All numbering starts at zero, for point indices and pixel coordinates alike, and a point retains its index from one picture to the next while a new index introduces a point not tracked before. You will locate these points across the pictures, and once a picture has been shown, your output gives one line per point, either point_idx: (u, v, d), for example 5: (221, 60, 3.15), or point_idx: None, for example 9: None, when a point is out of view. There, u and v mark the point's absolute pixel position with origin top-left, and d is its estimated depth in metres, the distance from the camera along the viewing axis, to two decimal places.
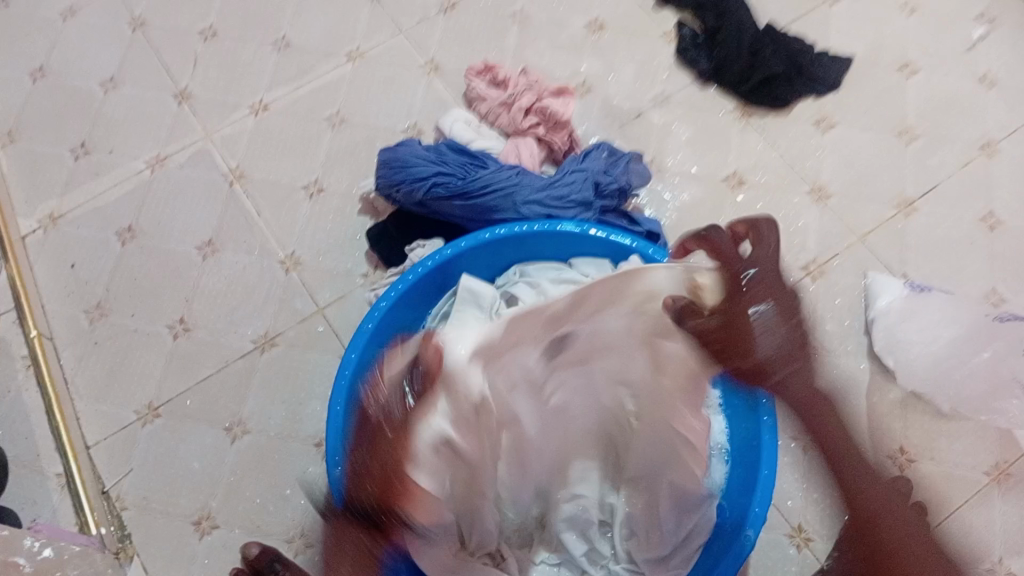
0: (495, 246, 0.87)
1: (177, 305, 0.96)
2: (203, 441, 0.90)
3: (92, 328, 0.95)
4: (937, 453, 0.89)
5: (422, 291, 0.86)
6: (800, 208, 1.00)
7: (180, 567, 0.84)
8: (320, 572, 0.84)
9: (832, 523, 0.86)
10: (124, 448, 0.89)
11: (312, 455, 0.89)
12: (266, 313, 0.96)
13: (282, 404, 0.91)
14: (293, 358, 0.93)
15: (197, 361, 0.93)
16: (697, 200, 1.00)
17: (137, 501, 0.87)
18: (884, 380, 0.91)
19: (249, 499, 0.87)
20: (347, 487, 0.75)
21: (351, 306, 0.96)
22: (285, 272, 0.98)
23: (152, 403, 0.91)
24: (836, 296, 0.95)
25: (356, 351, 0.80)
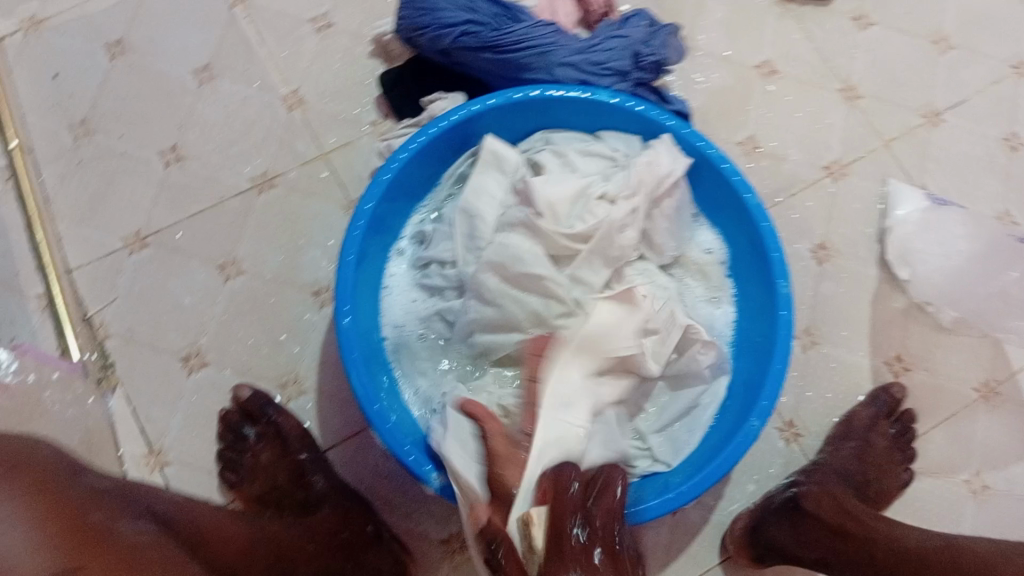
0: (522, 106, 0.80)
1: (170, 132, 0.89)
2: (193, 278, 0.85)
3: (78, 145, 0.89)
4: (931, 364, 0.89)
5: (440, 148, 0.80)
6: (830, 104, 0.96)
7: (165, 403, 0.82)
8: (312, 423, 0.82)
9: (824, 422, 0.87)
10: (108, 277, 0.85)
11: (307, 302, 0.85)
12: (265, 151, 0.89)
13: (279, 248, 0.86)
14: (292, 202, 0.88)
15: (190, 195, 0.88)
16: (726, 86, 0.96)
17: (121, 331, 0.84)
18: (889, 288, 0.91)
19: (240, 340, 0.84)
20: (355, 340, 0.71)
21: (358, 155, 0.89)
22: (287, 110, 0.90)
23: (139, 232, 0.86)
24: (854, 200, 0.93)
25: (372, 203, 0.75)
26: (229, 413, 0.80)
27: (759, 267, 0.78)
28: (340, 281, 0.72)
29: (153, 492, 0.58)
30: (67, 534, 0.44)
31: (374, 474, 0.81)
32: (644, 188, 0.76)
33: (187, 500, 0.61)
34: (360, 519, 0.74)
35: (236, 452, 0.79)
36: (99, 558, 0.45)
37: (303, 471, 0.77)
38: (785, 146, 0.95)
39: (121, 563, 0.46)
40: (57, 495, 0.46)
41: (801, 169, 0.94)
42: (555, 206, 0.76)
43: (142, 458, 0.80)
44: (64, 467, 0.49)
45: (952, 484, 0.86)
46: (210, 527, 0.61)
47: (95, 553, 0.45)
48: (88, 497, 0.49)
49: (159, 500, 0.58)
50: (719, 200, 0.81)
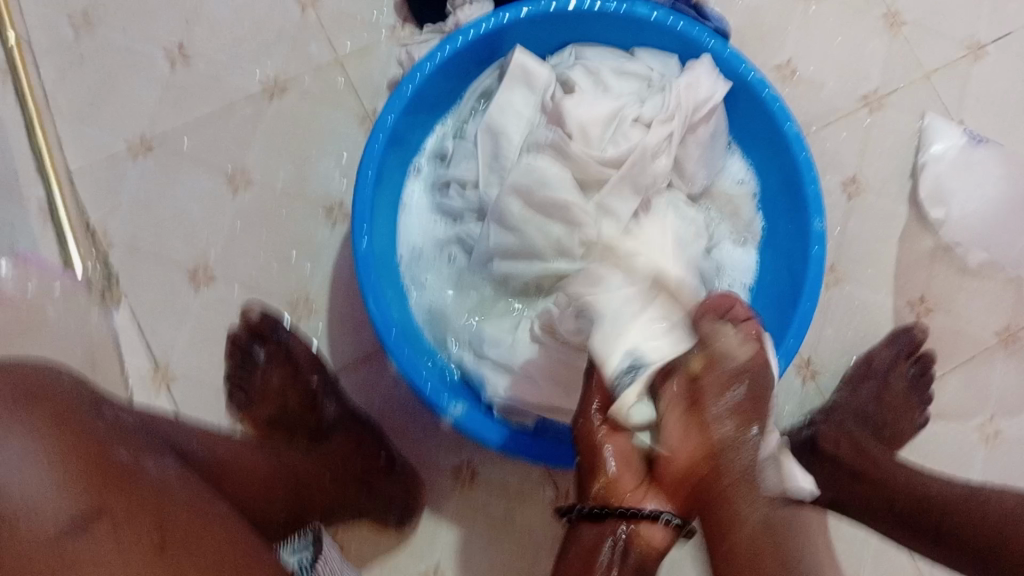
0: (555, 19, 0.76)
1: (175, 28, 0.84)
2: (199, 187, 0.82)
3: (77, 39, 0.83)
4: (953, 308, 0.87)
5: (465, 61, 0.76)
6: (872, 31, 0.91)
7: (170, 317, 0.80)
8: (320, 342, 0.80)
9: (841, 363, 0.86)
10: (112, 182, 0.82)
11: (318, 218, 0.82)
12: (276, 55, 0.84)
13: (289, 160, 0.82)
14: (304, 110, 0.83)
15: (198, 99, 0.83)
16: (767, 4, 0.91)
17: (124, 241, 0.81)
18: (918, 228, 0.88)
19: (250, 255, 0.81)
20: (373, 264, 0.68)
21: (376, 63, 0.85)
22: (300, 9, 0.85)
23: (145, 136, 0.82)
24: (890, 134, 0.89)
25: (393, 115, 0.71)
26: (238, 331, 0.77)
27: (794, 202, 0.75)
28: (358, 203, 0.69)
29: (171, 423, 0.59)
30: (89, 473, 0.45)
31: (385, 400, 0.79)
32: (681, 112, 0.74)
33: (208, 433, 0.62)
34: (373, 446, 0.74)
35: (246, 371, 0.77)
36: (126, 498, 0.45)
37: (314, 395, 0.75)
38: (822, 73, 0.90)
39: (148, 500, 0.46)
40: (81, 429, 0.47)
41: (838, 99, 0.90)
42: (587, 129, 0.74)
43: (147, 375, 0.78)
44: (84, 401, 0.49)
45: (963, 430, 0.86)
46: (232, 464, 0.62)
47: (123, 494, 0.46)
48: (112, 431, 0.50)
49: (183, 434, 0.59)
50: (755, 128, 0.78)
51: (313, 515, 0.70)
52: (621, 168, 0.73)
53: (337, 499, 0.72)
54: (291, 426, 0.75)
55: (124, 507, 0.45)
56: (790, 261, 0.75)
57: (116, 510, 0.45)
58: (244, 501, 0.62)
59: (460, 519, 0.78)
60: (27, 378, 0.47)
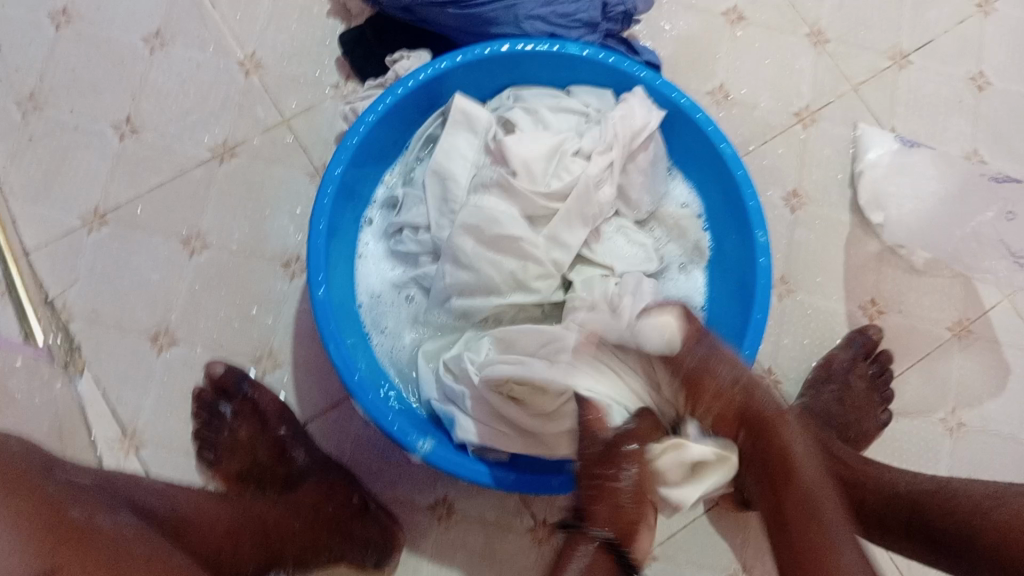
0: (489, 63, 0.78)
1: (123, 102, 0.86)
2: (157, 253, 0.83)
3: (27, 121, 0.85)
4: (905, 307, 0.90)
5: (406, 111, 0.79)
6: (796, 50, 0.95)
7: (137, 383, 0.80)
8: (289, 396, 0.80)
9: (802, 369, 0.88)
10: (69, 256, 0.82)
11: (277, 273, 0.83)
12: (223, 120, 0.86)
13: (244, 219, 0.84)
14: (256, 169, 0.85)
15: (149, 168, 0.85)
16: (694, 33, 0.95)
17: (85, 313, 0.81)
18: (863, 234, 0.91)
19: (211, 315, 0.82)
20: (331, 313, 0.70)
21: (321, 118, 0.87)
22: (244, 75, 0.87)
23: (98, 209, 0.84)
24: (825, 146, 0.93)
25: (340, 168, 0.73)
26: (203, 390, 0.78)
27: (736, 218, 0.77)
28: (312, 255, 0.70)
29: (130, 484, 0.61)
30: (36, 538, 0.46)
31: (355, 444, 0.80)
32: (619, 142, 0.76)
33: (168, 489, 0.64)
34: (344, 491, 0.74)
35: (212, 430, 0.77)
36: (78, 558, 0.46)
37: (284, 446, 0.75)
38: (754, 93, 0.94)
39: (99, 558, 0.47)
40: (30, 496, 0.48)
41: (772, 117, 0.93)
42: (529, 164, 0.75)
43: (116, 442, 0.78)
44: (34, 468, 0.51)
45: (928, 425, 0.87)
46: (195, 512, 0.63)
47: (73, 556, 0.46)
48: (64, 491, 0.51)
49: (144, 492, 0.61)
50: (692, 152, 0.81)
51: (285, 565, 0.70)
52: (566, 201, 0.75)
53: (309, 547, 0.71)
54: (260, 478, 0.76)
55: (75, 565, 0.46)
56: (740, 268, 0.77)
57: (69, 570, 0.46)
58: (207, 552, 0.63)
59: (443, 560, 0.78)
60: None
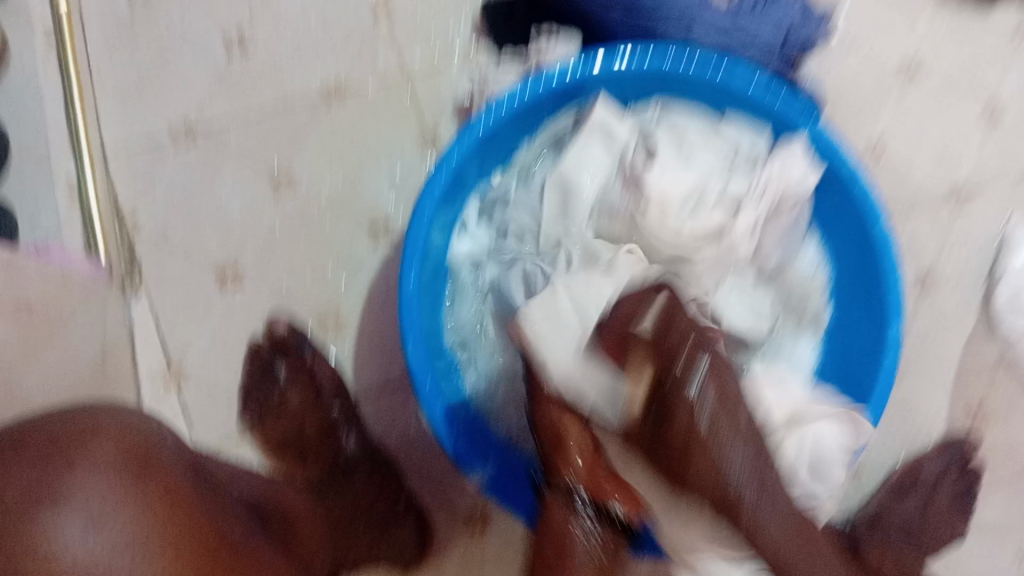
0: (646, 75, 0.70)
1: (236, 11, 0.77)
2: (241, 185, 0.77)
3: (132, 13, 0.76)
4: (1011, 426, 0.82)
5: (539, 107, 0.70)
6: (970, 118, 0.85)
7: (191, 318, 0.75)
8: (346, 370, 0.75)
9: (885, 462, 0.82)
10: (148, 168, 0.76)
11: (362, 236, 0.77)
12: (339, 56, 0.78)
13: (339, 170, 0.77)
14: (362, 118, 0.78)
15: (251, 91, 0.77)
16: (868, 70, 0.84)
17: (154, 234, 0.76)
18: (986, 336, 0.83)
19: (284, 265, 0.76)
20: (414, 312, 0.64)
21: (443, 83, 0.79)
22: (372, 13, 0.78)
23: (189, 124, 0.77)
24: (972, 233, 0.84)
25: (458, 158, 0.66)
26: (260, 348, 0.75)
27: (870, 300, 0.69)
28: (407, 247, 0.64)
29: (239, 476, 0.56)
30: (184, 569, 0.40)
31: (404, 437, 0.75)
32: (766, 198, 0.70)
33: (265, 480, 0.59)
34: (393, 490, 0.73)
35: (265, 389, 0.74)
36: None
37: (336, 427, 0.73)
38: (912, 155, 0.84)
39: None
40: (186, 504, 0.42)
41: (926, 185, 0.84)
42: (667, 202, 0.69)
43: (160, 373, 0.75)
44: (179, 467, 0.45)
45: (998, 549, 0.82)
46: (293, 508, 0.59)
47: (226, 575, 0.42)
48: (206, 496, 0.46)
49: (246, 477, 0.57)
50: (845, 222, 0.71)
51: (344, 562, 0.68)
52: (711, 249, 0.69)
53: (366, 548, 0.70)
54: (302, 453, 0.73)
55: None
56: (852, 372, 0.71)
57: None
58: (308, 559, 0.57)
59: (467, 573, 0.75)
60: (127, 443, 0.42)
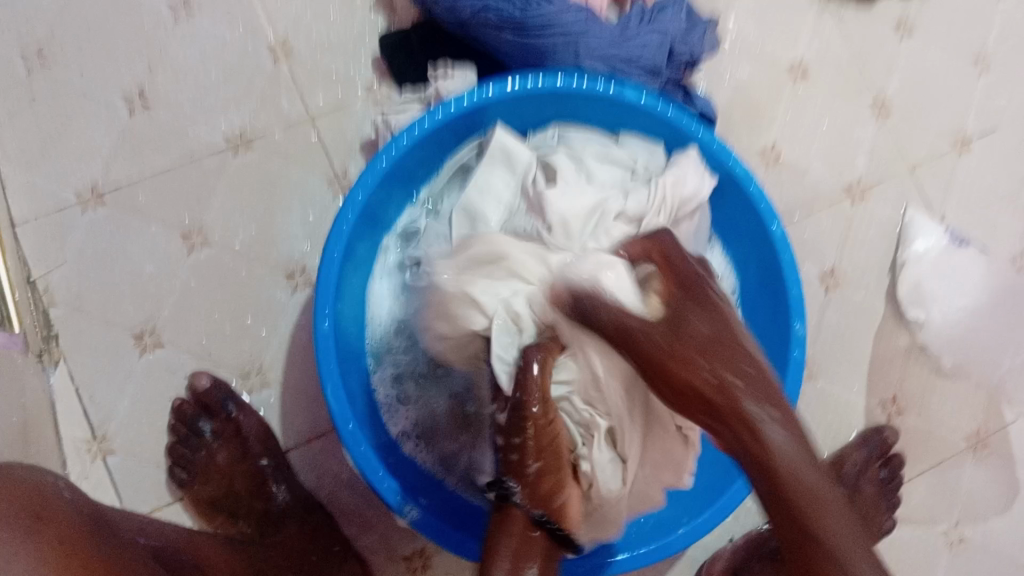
0: (540, 97, 0.73)
1: (137, 72, 0.79)
2: (153, 244, 0.77)
3: (30, 78, 0.77)
4: (925, 409, 0.86)
5: (441, 136, 0.72)
6: (855, 119, 0.90)
7: (114, 382, 0.74)
8: (273, 418, 0.76)
9: None
10: (58, 234, 0.76)
11: (278, 284, 0.77)
12: (242, 108, 0.80)
13: (251, 220, 0.78)
14: (271, 168, 0.79)
15: (157, 150, 0.78)
16: (757, 81, 0.88)
17: (69, 300, 0.76)
18: (895, 324, 0.86)
19: (203, 319, 0.76)
20: (334, 349, 0.64)
21: (349, 119, 0.81)
22: (273, 62, 0.81)
23: (96, 187, 0.77)
24: (869, 227, 0.88)
25: (364, 193, 0.67)
26: (183, 404, 0.73)
27: (773, 300, 0.72)
28: (322, 284, 0.65)
29: (153, 531, 0.57)
30: None
31: (335, 483, 0.75)
32: (664, 208, 0.71)
33: (178, 533, 0.60)
34: (329, 539, 0.71)
35: (188, 447, 0.72)
36: None
37: (265, 479, 0.72)
38: (807, 158, 0.88)
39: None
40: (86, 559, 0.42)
41: (822, 185, 0.88)
42: (567, 221, 0.68)
43: (84, 443, 0.73)
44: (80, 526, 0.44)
45: (928, 532, 0.84)
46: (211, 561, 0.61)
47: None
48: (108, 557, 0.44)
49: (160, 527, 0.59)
50: (740, 224, 0.75)
51: None
52: None
53: None
54: (233, 508, 0.73)
55: None
56: None
57: None
58: None
59: None
60: (21, 497, 0.41)
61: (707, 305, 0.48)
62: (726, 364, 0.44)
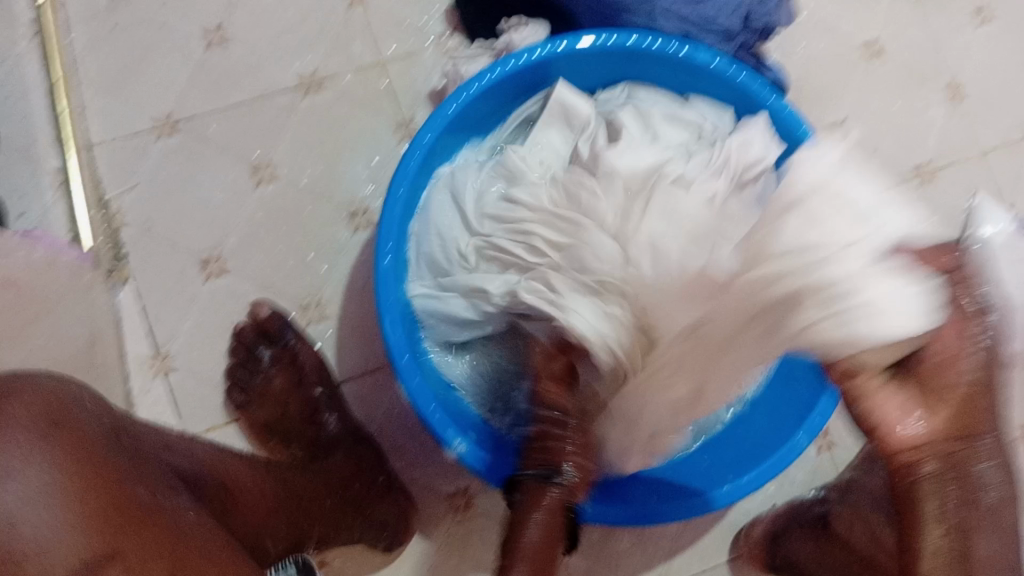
0: (610, 54, 0.73)
1: (218, 8, 0.81)
2: (222, 174, 0.79)
3: (114, 7, 0.80)
4: None
5: (510, 88, 0.73)
6: (928, 100, 0.89)
7: (177, 305, 0.76)
8: (328, 351, 0.77)
9: None
10: (133, 159, 0.79)
11: (341, 222, 0.79)
12: (316, 49, 0.81)
13: (319, 158, 0.80)
14: (340, 109, 0.81)
15: (231, 84, 0.80)
16: (826, 57, 0.88)
17: (139, 222, 0.78)
18: None
19: (266, 251, 0.78)
20: (392, 284, 0.65)
21: (418, 68, 0.82)
22: (349, 6, 0.82)
23: (171, 116, 0.79)
24: (936, 210, 0.86)
25: (432, 134, 0.68)
26: (245, 327, 0.74)
27: None
28: (385, 221, 0.66)
29: (181, 449, 0.56)
30: (101, 507, 0.41)
31: (388, 416, 0.76)
32: (728, 172, 0.69)
33: (216, 451, 0.60)
34: (373, 469, 0.72)
35: (247, 370, 0.74)
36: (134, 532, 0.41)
37: (317, 407, 0.73)
38: (875, 137, 0.87)
39: (160, 542, 0.42)
40: (94, 459, 0.43)
41: (889, 165, 0.87)
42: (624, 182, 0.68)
43: (147, 361, 0.75)
44: (95, 432, 0.45)
45: None
46: (246, 484, 0.61)
47: (137, 520, 0.42)
48: (122, 464, 0.45)
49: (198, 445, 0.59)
50: None
51: (309, 536, 0.67)
52: None
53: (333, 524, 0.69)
54: (286, 433, 0.73)
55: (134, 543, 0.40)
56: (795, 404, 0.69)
57: (130, 553, 0.40)
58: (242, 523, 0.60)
59: (449, 555, 0.75)
60: (44, 402, 0.43)
61: (963, 334, 0.45)
62: (999, 457, 0.43)
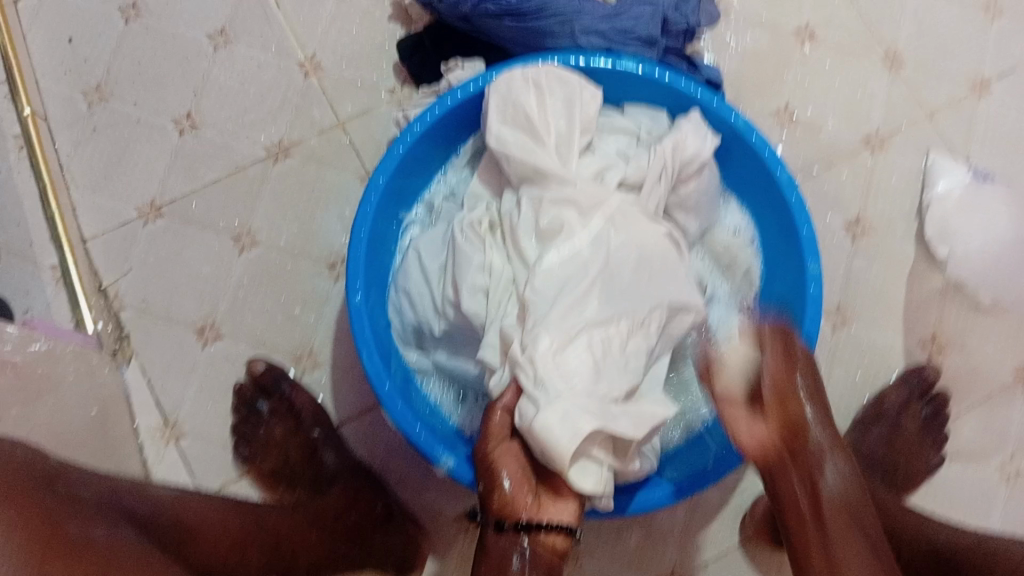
0: None
1: (185, 98, 0.87)
2: (206, 248, 0.84)
3: (91, 111, 0.87)
4: (968, 347, 0.86)
5: (452, 124, 0.78)
6: (868, 72, 0.92)
7: (180, 374, 0.81)
8: (326, 396, 0.81)
9: (857, 396, 0.86)
10: (124, 247, 0.84)
11: (322, 274, 0.83)
12: (280, 120, 0.87)
13: (294, 219, 0.85)
14: (308, 171, 0.86)
15: (203, 164, 0.86)
16: (764, 48, 0.91)
17: (136, 303, 0.83)
18: (927, 267, 0.87)
19: (256, 313, 0.83)
20: (365, 321, 0.69)
21: (375, 122, 0.87)
22: (304, 76, 0.88)
23: (155, 201, 0.85)
24: (892, 176, 0.89)
25: (385, 177, 0.73)
26: (243, 386, 0.81)
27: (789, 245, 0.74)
28: (350, 265, 0.70)
29: (136, 492, 0.57)
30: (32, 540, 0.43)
31: (386, 452, 0.80)
32: (666, 172, 0.72)
33: (183, 492, 0.62)
34: (369, 497, 0.77)
35: (250, 425, 0.80)
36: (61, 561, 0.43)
37: (314, 448, 0.79)
38: (821, 115, 0.90)
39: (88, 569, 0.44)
40: (26, 498, 0.45)
41: (839, 139, 0.90)
42: None
43: (158, 429, 0.80)
44: (31, 479, 0.47)
45: (982, 467, 0.85)
46: (207, 521, 0.62)
47: (67, 554, 0.44)
48: (60, 507, 0.47)
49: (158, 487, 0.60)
50: (745, 176, 0.77)
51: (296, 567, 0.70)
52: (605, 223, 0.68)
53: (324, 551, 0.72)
54: (292, 477, 0.80)
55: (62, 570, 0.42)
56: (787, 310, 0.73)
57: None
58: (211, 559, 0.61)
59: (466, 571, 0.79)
60: None
61: None
62: None
